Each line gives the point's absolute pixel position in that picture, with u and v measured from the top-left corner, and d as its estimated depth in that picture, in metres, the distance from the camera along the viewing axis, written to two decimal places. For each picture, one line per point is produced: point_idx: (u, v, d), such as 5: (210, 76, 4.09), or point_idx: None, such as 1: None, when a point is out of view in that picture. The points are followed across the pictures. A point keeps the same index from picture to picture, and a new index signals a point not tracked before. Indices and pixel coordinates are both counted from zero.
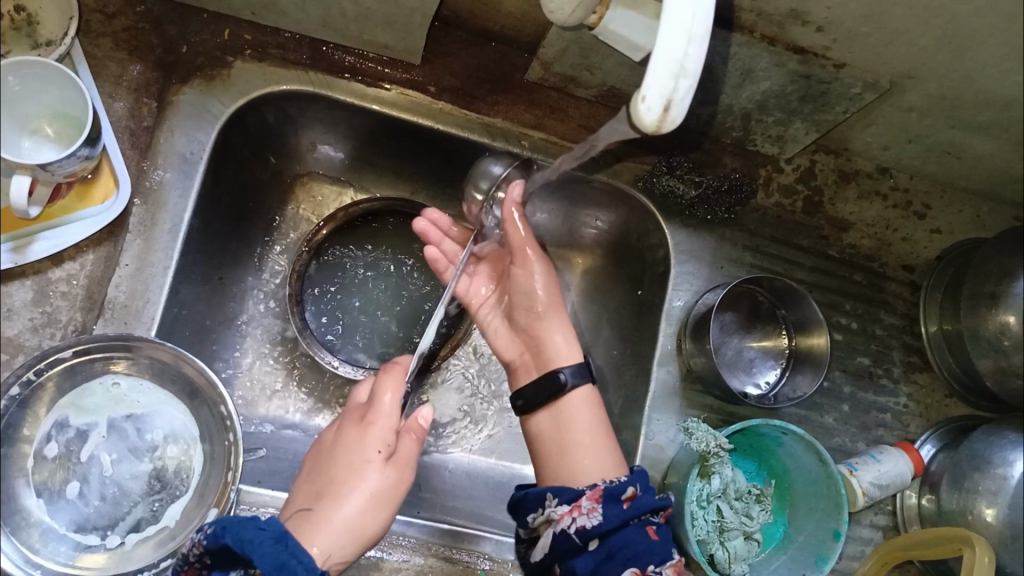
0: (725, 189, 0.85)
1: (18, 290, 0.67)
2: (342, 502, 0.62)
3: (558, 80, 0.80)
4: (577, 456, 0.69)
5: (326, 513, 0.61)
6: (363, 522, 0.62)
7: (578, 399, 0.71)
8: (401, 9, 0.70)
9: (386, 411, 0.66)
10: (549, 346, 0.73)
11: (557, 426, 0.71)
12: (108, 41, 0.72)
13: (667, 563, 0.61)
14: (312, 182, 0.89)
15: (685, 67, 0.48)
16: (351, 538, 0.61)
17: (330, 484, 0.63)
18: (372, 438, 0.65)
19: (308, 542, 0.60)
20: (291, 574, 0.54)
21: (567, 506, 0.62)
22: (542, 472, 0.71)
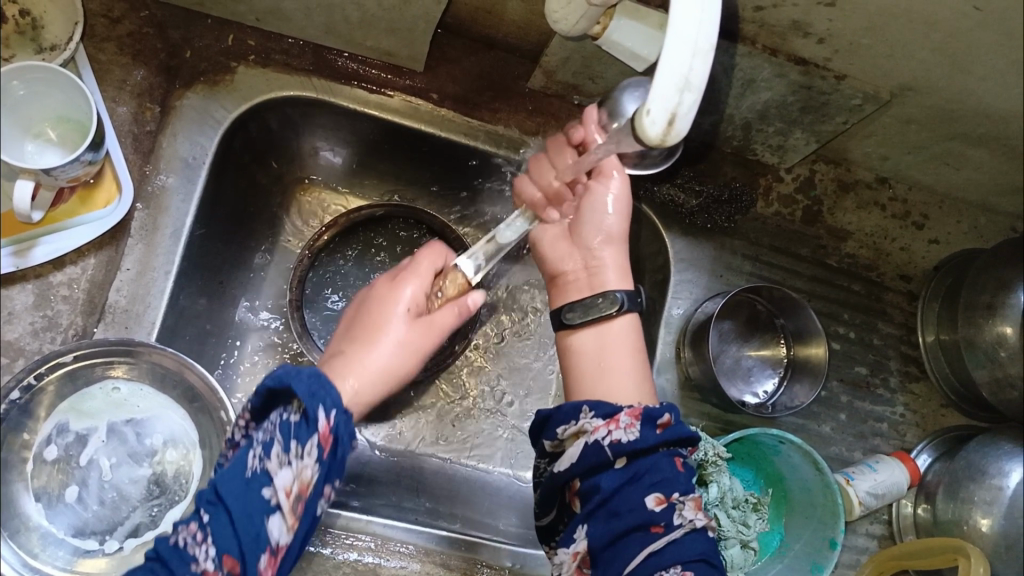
0: (725, 198, 0.86)
1: (19, 294, 0.67)
2: (373, 344, 0.62)
3: (560, 88, 0.80)
4: (619, 376, 0.64)
5: (356, 354, 0.61)
6: (395, 366, 0.62)
7: (626, 324, 0.65)
8: (404, 17, 0.70)
9: (423, 269, 0.67)
10: (605, 269, 0.68)
11: (600, 346, 0.65)
12: (111, 46, 0.72)
13: (690, 495, 0.59)
14: (313, 187, 0.89)
15: (689, 80, 0.48)
16: (381, 382, 0.61)
17: (362, 331, 0.63)
18: (402, 291, 0.65)
19: (338, 377, 0.59)
20: (320, 404, 0.53)
21: (602, 421, 0.59)
22: (572, 387, 0.66)
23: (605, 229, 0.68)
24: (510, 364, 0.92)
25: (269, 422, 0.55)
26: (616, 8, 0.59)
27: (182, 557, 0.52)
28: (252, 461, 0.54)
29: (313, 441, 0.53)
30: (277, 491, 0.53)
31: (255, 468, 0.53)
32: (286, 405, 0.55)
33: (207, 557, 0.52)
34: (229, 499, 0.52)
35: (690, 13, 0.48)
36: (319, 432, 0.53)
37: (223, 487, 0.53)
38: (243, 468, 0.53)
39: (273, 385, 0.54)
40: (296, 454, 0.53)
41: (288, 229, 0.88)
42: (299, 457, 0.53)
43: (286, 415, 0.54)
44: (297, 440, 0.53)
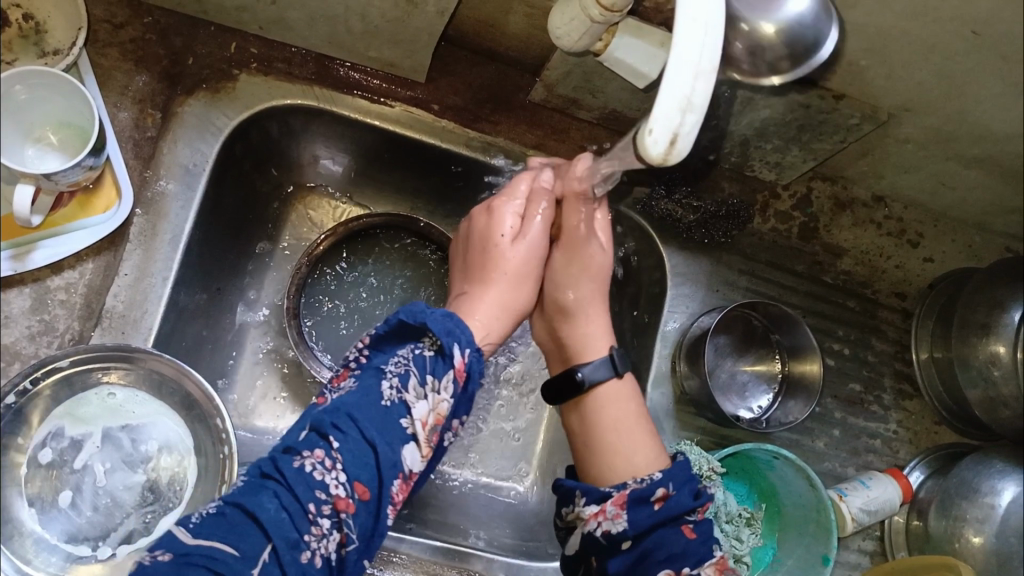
0: (722, 214, 0.87)
1: (16, 297, 0.68)
2: (492, 277, 0.65)
3: (561, 101, 0.80)
4: (608, 450, 0.63)
5: (475, 293, 0.65)
6: (514, 299, 0.66)
7: (606, 393, 0.66)
8: (407, 29, 0.71)
9: (512, 195, 0.69)
10: (576, 342, 0.69)
11: (588, 422, 0.65)
12: (114, 51, 0.72)
13: (705, 565, 0.58)
14: (312, 196, 0.89)
15: (692, 101, 0.48)
16: (506, 314, 0.66)
17: (476, 267, 0.67)
18: (501, 215, 0.68)
19: (467, 314, 0.63)
20: (456, 341, 0.57)
21: (593, 508, 0.60)
22: (578, 470, 0.66)
23: (566, 295, 0.69)
24: (505, 376, 0.92)
25: (396, 356, 0.56)
26: (619, 25, 0.60)
27: (309, 482, 0.51)
28: (387, 391, 0.54)
29: (448, 375, 0.56)
30: (415, 422, 0.55)
31: (392, 398, 0.54)
32: (416, 341, 0.57)
33: (338, 483, 0.51)
34: (368, 425, 0.53)
35: (692, 36, 0.48)
36: (454, 366, 0.56)
37: (362, 413, 0.53)
38: (378, 397, 0.54)
39: (410, 321, 0.57)
40: (432, 387, 0.56)
41: (287, 237, 0.88)
42: (434, 391, 0.55)
43: (418, 351, 0.57)
44: (434, 375, 0.56)
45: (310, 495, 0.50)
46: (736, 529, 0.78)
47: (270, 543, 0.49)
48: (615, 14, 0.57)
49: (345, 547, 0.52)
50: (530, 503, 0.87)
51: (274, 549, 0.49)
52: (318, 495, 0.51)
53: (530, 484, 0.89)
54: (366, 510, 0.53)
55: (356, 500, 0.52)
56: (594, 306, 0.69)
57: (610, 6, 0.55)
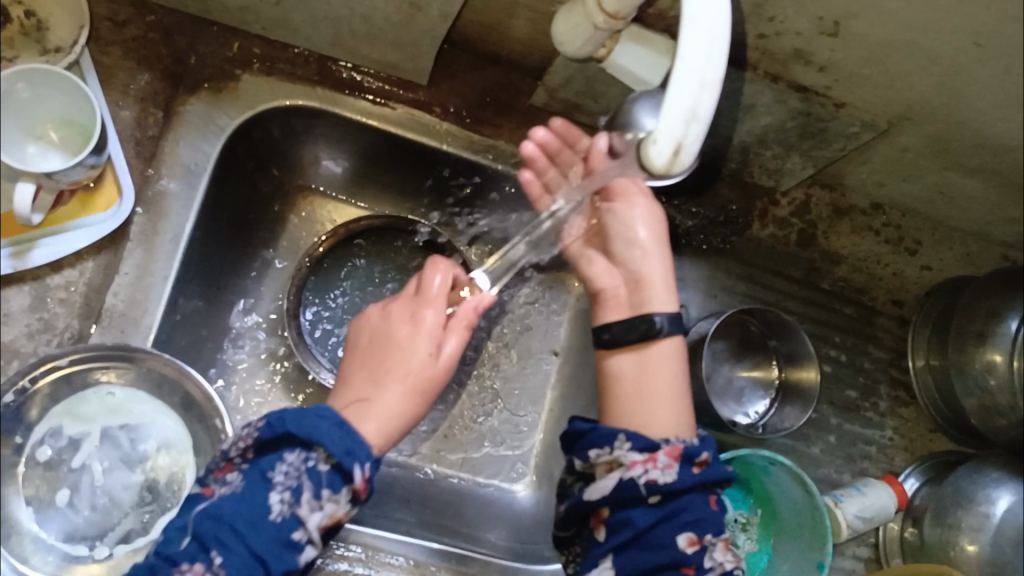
0: (721, 220, 0.87)
1: (15, 295, 0.68)
2: (394, 387, 0.67)
3: (562, 106, 0.81)
4: (655, 405, 0.66)
5: (376, 400, 0.66)
6: (411, 408, 0.67)
7: (664, 349, 0.67)
8: (410, 32, 0.71)
9: (434, 299, 0.73)
10: (644, 287, 0.68)
11: (638, 371, 0.67)
12: (117, 50, 0.72)
13: (721, 537, 0.61)
14: (312, 195, 0.89)
15: (697, 112, 0.49)
16: (397, 424, 0.66)
17: (381, 370, 0.68)
18: (424, 330, 0.70)
19: (360, 420, 0.64)
20: (356, 461, 0.59)
21: (642, 456, 0.61)
22: (609, 409, 0.67)
23: (635, 237, 0.70)
24: (502, 378, 0.92)
25: (287, 464, 0.59)
26: (621, 33, 0.60)
27: None
28: (278, 505, 0.58)
29: (346, 490, 0.59)
30: (308, 532, 0.59)
31: (283, 513, 0.58)
32: (307, 450, 0.59)
33: None
34: (255, 542, 0.57)
35: (697, 46, 0.48)
36: (350, 482, 0.59)
37: (248, 531, 0.57)
38: (267, 513, 0.58)
39: (303, 433, 0.59)
40: (325, 501, 0.59)
41: (288, 237, 0.88)
42: (329, 503, 0.59)
43: (312, 463, 0.59)
44: (330, 489, 0.59)
45: None
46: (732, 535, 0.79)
47: None
48: (619, 21, 0.57)
49: None
50: (528, 505, 0.88)
51: None
52: None
53: (526, 486, 0.89)
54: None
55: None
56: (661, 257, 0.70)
57: (615, 13, 0.56)
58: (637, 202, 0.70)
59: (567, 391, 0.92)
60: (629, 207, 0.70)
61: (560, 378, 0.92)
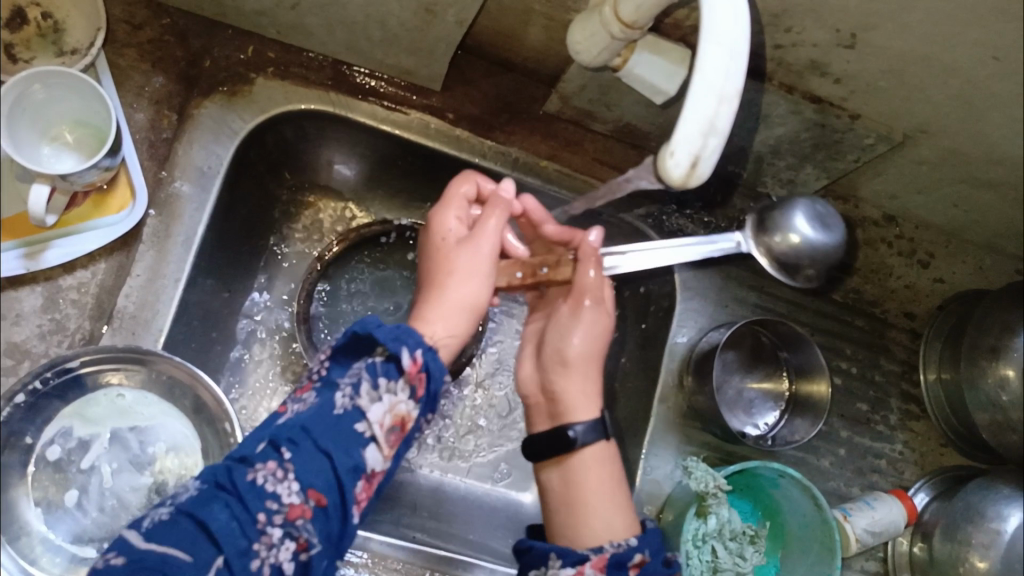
0: (734, 230, 0.86)
1: (29, 295, 0.68)
2: (446, 280, 0.63)
3: (575, 113, 0.81)
4: (588, 513, 0.63)
5: (426, 300, 0.63)
6: (471, 297, 0.64)
7: (589, 456, 0.64)
8: (425, 38, 0.71)
9: (454, 204, 0.68)
10: (565, 399, 0.66)
11: (567, 482, 0.64)
12: (132, 52, 0.73)
13: None
14: (327, 201, 0.89)
15: (715, 125, 0.48)
16: (460, 311, 0.63)
17: (432, 274, 0.65)
18: (448, 221, 0.67)
19: (424, 323, 0.62)
20: (404, 345, 0.57)
21: (570, 571, 0.59)
22: (548, 522, 0.65)
23: (566, 350, 0.67)
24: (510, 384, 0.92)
25: (351, 367, 0.58)
26: (638, 42, 0.60)
27: (260, 493, 0.54)
28: (341, 400, 0.56)
29: (402, 379, 0.57)
30: (371, 425, 0.56)
31: (346, 406, 0.56)
32: (368, 352, 0.58)
33: (291, 491, 0.54)
34: (321, 434, 0.55)
35: (717, 61, 0.47)
36: (406, 370, 0.57)
37: (315, 425, 0.56)
38: (331, 407, 0.56)
39: (362, 334, 0.58)
40: (387, 391, 0.57)
41: (298, 239, 0.88)
42: (389, 395, 0.56)
43: (371, 358, 0.57)
44: (386, 378, 0.56)
45: (259, 506, 0.54)
46: (741, 546, 0.78)
47: (221, 554, 0.53)
48: (636, 31, 0.56)
49: (307, 551, 0.56)
50: (532, 512, 0.88)
51: (225, 559, 0.53)
52: (268, 505, 0.54)
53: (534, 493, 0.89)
54: (325, 516, 0.55)
55: (311, 506, 0.55)
56: (591, 370, 0.67)
57: (631, 23, 0.55)
58: (580, 312, 0.68)
59: None
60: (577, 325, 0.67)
61: None
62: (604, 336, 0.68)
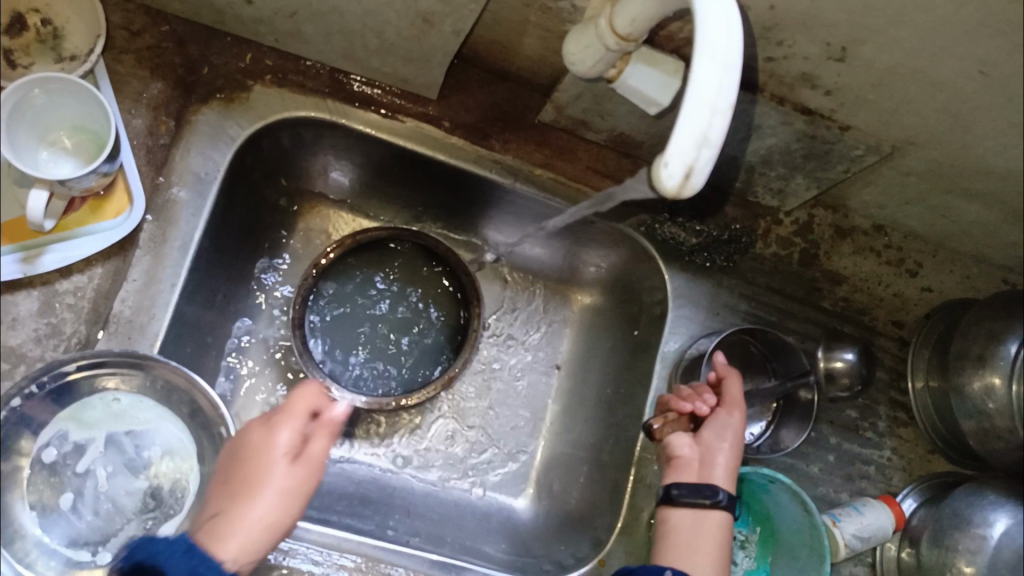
0: (725, 238, 0.87)
1: (25, 299, 0.69)
2: (255, 497, 0.66)
3: (570, 122, 0.81)
4: (702, 563, 0.69)
5: (235, 513, 0.65)
6: (274, 517, 0.66)
7: (716, 521, 0.71)
8: (422, 47, 0.72)
9: (290, 420, 0.70)
10: (722, 469, 0.72)
11: (695, 529, 0.71)
12: (130, 58, 0.73)
13: None
14: (324, 208, 0.91)
15: (708, 137, 0.49)
16: (263, 533, 0.65)
17: (248, 479, 0.67)
18: (279, 432, 0.69)
19: (222, 542, 0.63)
20: None
21: None
22: (658, 553, 0.71)
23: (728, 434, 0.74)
24: (503, 390, 0.94)
25: None
26: (632, 54, 0.61)
27: None
28: None
29: None
30: None
31: None
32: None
33: None
34: None
35: (710, 76, 0.48)
36: None
37: None
38: None
39: (149, 564, 0.59)
40: None
41: (292, 246, 0.90)
42: None
43: None
44: None
45: None
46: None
47: None
48: (631, 43, 0.57)
49: None
50: (526, 517, 0.89)
51: None
52: None
53: (527, 498, 0.90)
54: None
55: None
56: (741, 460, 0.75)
57: (626, 35, 0.56)
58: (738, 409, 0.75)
59: (566, 404, 0.94)
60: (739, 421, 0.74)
61: (561, 391, 0.95)
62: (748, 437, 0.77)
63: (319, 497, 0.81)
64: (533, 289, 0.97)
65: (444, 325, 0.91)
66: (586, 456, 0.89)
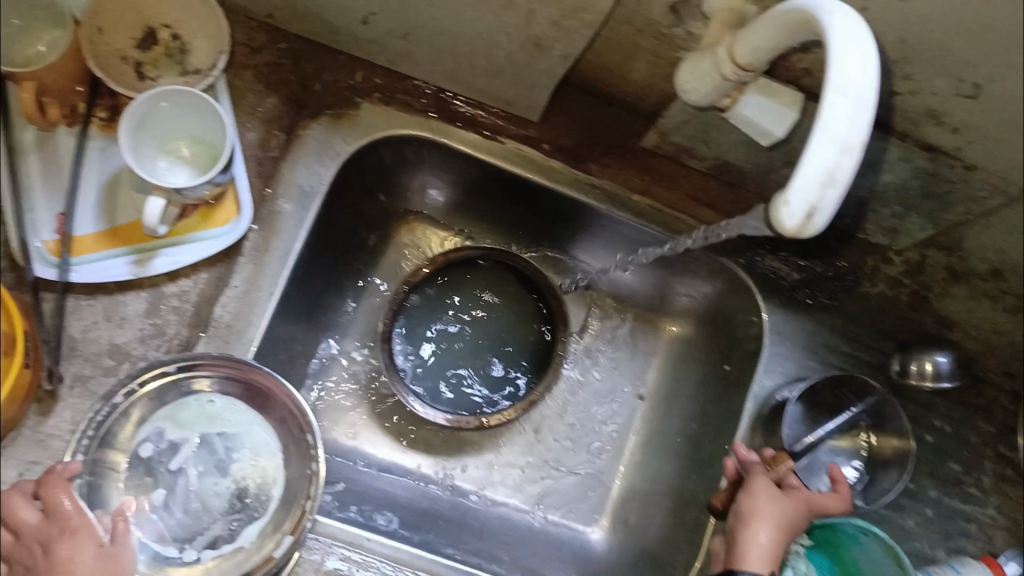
0: (830, 275, 0.84)
1: (133, 300, 0.71)
2: None
3: (672, 149, 0.80)
4: None
5: None
6: None
7: None
8: (530, 70, 0.71)
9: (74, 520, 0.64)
10: (742, 546, 0.69)
11: None
12: (249, 74, 0.76)
13: None
14: (418, 226, 0.92)
15: (835, 176, 0.47)
16: None
17: None
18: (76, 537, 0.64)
19: None
20: None
21: None
22: None
23: (742, 505, 0.71)
24: (586, 417, 0.92)
25: None
26: (749, 85, 0.60)
27: None
28: None
29: None
30: None
31: None
32: None
33: None
34: None
35: (841, 112, 0.46)
36: None
37: None
38: None
39: None
40: None
41: (387, 259, 0.91)
42: None
43: None
44: None
45: None
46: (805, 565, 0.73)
47: None
48: (750, 74, 0.56)
49: None
50: (600, 548, 0.87)
51: None
52: None
53: (602, 528, 0.88)
54: None
55: None
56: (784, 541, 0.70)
57: (747, 66, 0.55)
58: (755, 481, 0.72)
59: (648, 437, 0.91)
60: (764, 496, 0.71)
61: (646, 421, 0.92)
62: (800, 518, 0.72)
63: (396, 510, 0.82)
64: (621, 315, 0.95)
65: (528, 345, 0.90)
66: (666, 491, 0.86)
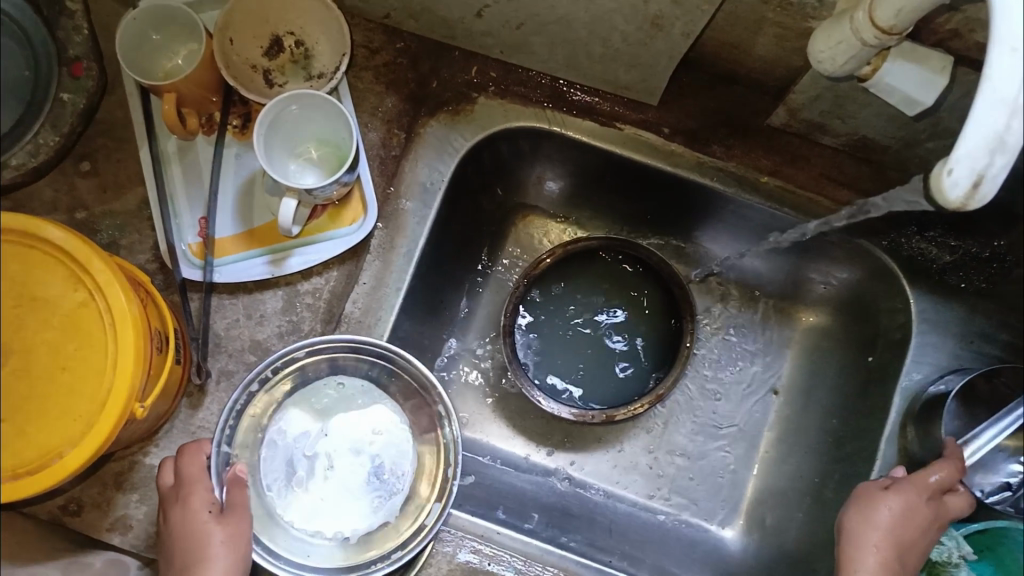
0: (985, 258, 0.75)
1: (271, 297, 0.75)
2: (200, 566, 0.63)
3: (803, 126, 0.75)
4: None
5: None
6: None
7: None
8: (648, 52, 0.69)
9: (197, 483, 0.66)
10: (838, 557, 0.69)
11: None
12: (369, 75, 0.77)
13: None
14: (537, 217, 0.92)
15: (1004, 140, 0.42)
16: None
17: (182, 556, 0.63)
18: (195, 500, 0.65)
19: None
20: None
21: None
22: None
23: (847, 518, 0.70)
24: (716, 411, 0.89)
25: None
26: (891, 50, 0.55)
27: None
28: None
29: None
30: None
31: None
32: None
33: None
34: None
35: (1010, 69, 0.41)
36: None
37: None
38: None
39: None
40: None
41: (507, 253, 0.92)
42: None
43: None
44: None
45: None
46: (959, 543, 0.72)
47: None
48: (892, 38, 0.52)
49: None
50: (735, 548, 0.84)
51: None
52: None
53: (738, 528, 0.85)
54: None
55: None
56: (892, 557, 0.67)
57: (888, 29, 0.50)
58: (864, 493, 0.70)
59: (785, 432, 0.87)
60: (874, 501, 0.68)
61: (781, 416, 0.88)
62: (922, 533, 0.68)
63: (523, 505, 0.82)
64: (753, 306, 0.91)
65: (653, 331, 0.88)
66: (807, 489, 0.82)
